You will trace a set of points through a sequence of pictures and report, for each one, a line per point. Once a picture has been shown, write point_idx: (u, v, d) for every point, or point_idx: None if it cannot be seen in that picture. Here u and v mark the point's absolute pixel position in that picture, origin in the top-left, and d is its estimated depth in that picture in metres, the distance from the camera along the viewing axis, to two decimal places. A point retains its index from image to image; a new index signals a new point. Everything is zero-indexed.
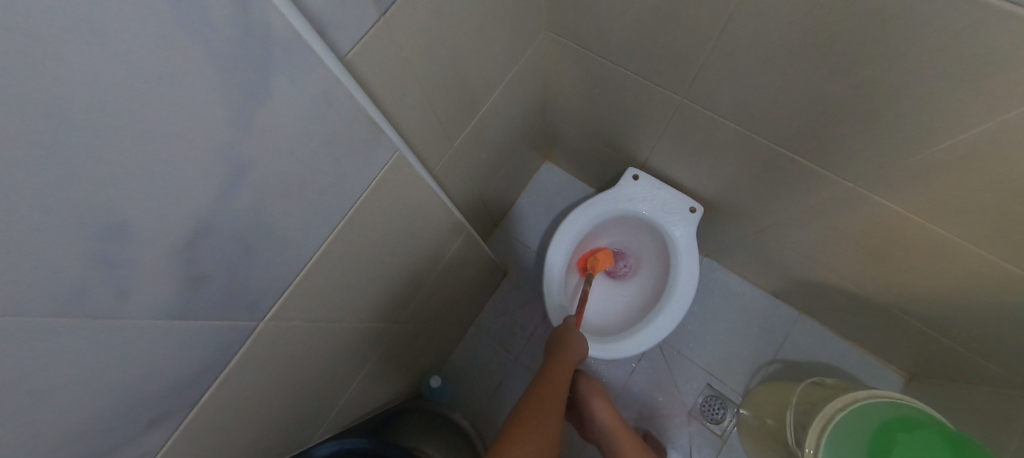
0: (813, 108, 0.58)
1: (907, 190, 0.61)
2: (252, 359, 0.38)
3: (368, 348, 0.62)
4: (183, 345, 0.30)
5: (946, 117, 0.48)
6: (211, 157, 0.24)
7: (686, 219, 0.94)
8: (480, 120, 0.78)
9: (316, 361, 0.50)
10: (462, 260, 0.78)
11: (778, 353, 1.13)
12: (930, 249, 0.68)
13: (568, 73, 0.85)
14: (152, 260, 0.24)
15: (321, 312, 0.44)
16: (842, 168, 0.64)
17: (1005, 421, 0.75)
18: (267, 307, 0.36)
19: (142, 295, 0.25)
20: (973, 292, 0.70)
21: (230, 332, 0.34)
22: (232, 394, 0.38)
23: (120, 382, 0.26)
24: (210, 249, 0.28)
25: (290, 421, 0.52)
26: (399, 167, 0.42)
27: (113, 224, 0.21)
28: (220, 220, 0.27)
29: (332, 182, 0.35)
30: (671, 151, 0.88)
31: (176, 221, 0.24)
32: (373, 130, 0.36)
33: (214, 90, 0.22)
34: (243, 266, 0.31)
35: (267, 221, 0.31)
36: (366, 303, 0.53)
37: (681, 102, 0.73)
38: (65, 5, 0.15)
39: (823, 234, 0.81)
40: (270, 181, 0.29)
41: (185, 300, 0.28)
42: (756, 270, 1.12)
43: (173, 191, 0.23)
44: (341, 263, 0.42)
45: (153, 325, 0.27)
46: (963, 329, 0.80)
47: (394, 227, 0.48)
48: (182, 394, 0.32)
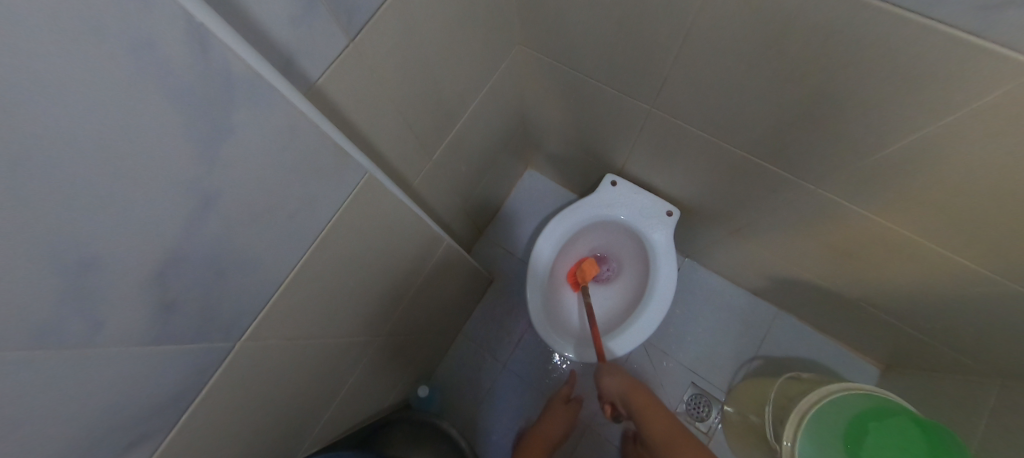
0: (771, 115, 0.61)
1: (865, 191, 0.64)
2: (230, 379, 0.39)
3: (351, 361, 0.63)
4: (157, 370, 0.31)
5: (890, 123, 0.51)
6: (179, 192, 0.26)
7: (663, 222, 0.97)
8: (458, 134, 0.80)
9: (298, 377, 0.51)
10: (444, 271, 0.80)
11: (759, 350, 1.17)
12: (888, 245, 0.72)
13: (543, 84, 0.88)
14: (125, 291, 0.26)
15: (300, 330, 0.45)
16: (802, 171, 0.68)
17: (972, 407, 0.79)
18: (242, 327, 0.37)
19: (116, 323, 0.26)
20: (932, 284, 0.74)
21: (205, 353, 0.35)
22: (212, 414, 0.39)
23: (97, 405, 0.27)
24: (182, 277, 0.29)
25: (272, 438, 0.53)
26: (371, 186, 0.44)
27: (87, 258, 0.23)
28: (190, 248, 0.28)
29: (303, 205, 0.36)
30: (645, 158, 0.91)
31: (146, 252, 0.26)
32: (340, 154, 0.37)
33: (178, 132, 0.24)
34: (215, 289, 0.32)
35: (239, 247, 0.32)
36: (347, 318, 0.55)
37: (650, 111, 0.76)
38: (28, 69, 0.16)
39: (793, 233, 0.85)
40: (240, 208, 0.31)
41: (159, 327, 0.29)
42: (734, 270, 1.15)
43: (144, 225, 0.25)
44: (317, 281, 0.44)
45: (130, 351, 0.28)
46: (929, 321, 0.83)
47: (371, 244, 0.49)
48: (158, 418, 0.33)
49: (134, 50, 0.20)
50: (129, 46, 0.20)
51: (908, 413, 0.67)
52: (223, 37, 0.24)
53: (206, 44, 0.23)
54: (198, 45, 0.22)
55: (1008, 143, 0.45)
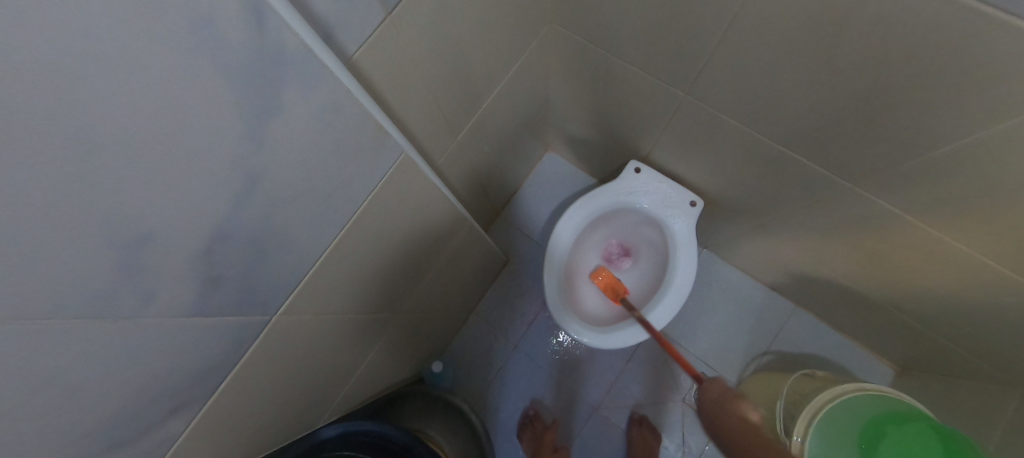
0: (815, 109, 0.58)
1: (906, 193, 0.62)
2: (264, 351, 0.40)
3: (374, 336, 0.64)
4: (202, 342, 0.32)
5: (947, 125, 0.49)
6: (228, 171, 0.25)
7: (686, 213, 0.95)
8: (484, 113, 0.78)
9: (325, 350, 0.52)
10: (464, 253, 0.80)
11: (772, 344, 1.17)
12: (925, 249, 0.69)
13: (572, 66, 0.85)
14: (172, 266, 0.26)
15: (328, 306, 0.46)
16: (840, 169, 0.65)
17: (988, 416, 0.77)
18: (278, 303, 0.38)
19: (165, 297, 0.26)
20: (961, 292, 0.72)
21: (244, 326, 0.35)
22: (245, 382, 0.41)
23: (145, 374, 0.28)
24: (226, 254, 0.29)
25: (299, 405, 0.56)
26: (406, 168, 0.43)
27: (139, 233, 0.23)
28: (236, 225, 0.28)
29: (341, 186, 0.36)
30: (673, 145, 0.89)
31: (194, 228, 0.25)
32: (380, 134, 0.36)
33: (229, 109, 0.23)
34: (256, 266, 0.32)
35: (280, 226, 0.32)
36: (373, 294, 0.55)
37: (682, 97, 0.73)
38: (102, 45, 0.16)
39: (821, 230, 0.83)
40: (282, 187, 0.30)
41: (202, 301, 0.29)
42: (755, 263, 1.13)
43: (192, 202, 0.24)
44: (348, 259, 0.44)
45: (178, 322, 0.28)
46: (955, 327, 0.81)
47: (400, 223, 0.49)
48: (199, 387, 0.34)
49: (195, 26, 0.19)
50: (191, 20, 0.19)
51: (925, 420, 0.75)
52: (277, 11, 0.23)
53: (262, 19, 0.22)
54: (255, 19, 0.22)
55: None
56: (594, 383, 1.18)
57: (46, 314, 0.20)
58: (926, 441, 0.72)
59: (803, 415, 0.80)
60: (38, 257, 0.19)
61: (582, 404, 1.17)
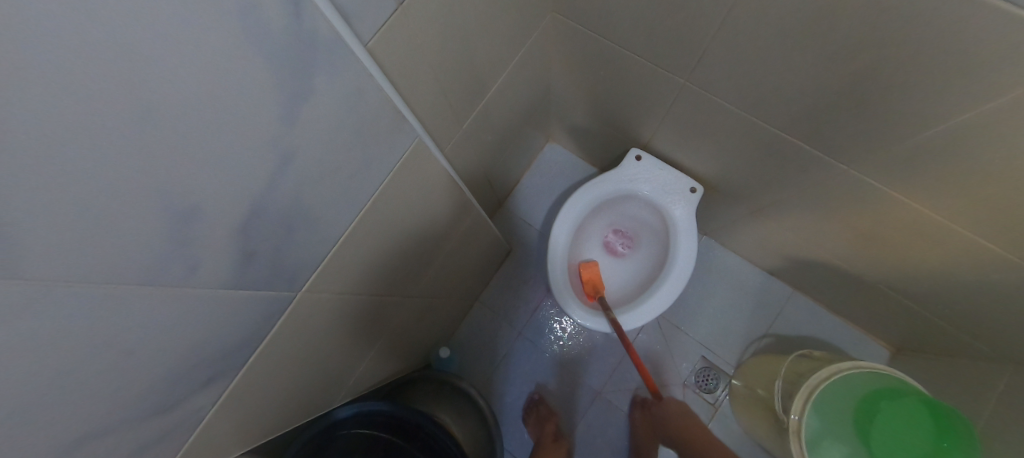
0: (813, 93, 0.60)
1: (901, 174, 0.63)
2: (289, 326, 0.43)
3: (386, 318, 0.67)
4: (237, 313, 0.34)
5: (939, 106, 0.50)
6: (265, 149, 0.27)
7: (687, 199, 0.98)
8: (489, 102, 0.80)
9: (342, 329, 0.55)
10: (470, 239, 0.83)
11: (771, 327, 1.19)
12: (917, 229, 0.71)
13: (574, 56, 0.86)
14: (215, 239, 0.28)
15: (346, 285, 0.49)
16: (836, 151, 0.67)
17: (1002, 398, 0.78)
18: (303, 279, 0.40)
19: (208, 267, 0.28)
20: (954, 270, 0.75)
21: (273, 301, 0.37)
22: (272, 356, 0.43)
23: (187, 340, 0.31)
24: (260, 229, 0.31)
25: (318, 383, 0.58)
26: (419, 151, 0.45)
27: (191, 206, 0.25)
28: (269, 201, 0.30)
29: (361, 168, 0.38)
30: (674, 132, 0.91)
31: (234, 203, 0.27)
32: (398, 118, 0.38)
33: (268, 91, 0.25)
34: (286, 242, 0.34)
35: (307, 205, 0.34)
36: (386, 276, 0.58)
37: (683, 84, 0.75)
38: (170, 29, 0.18)
39: (819, 214, 0.85)
40: (310, 166, 0.32)
41: (238, 274, 0.31)
42: (753, 248, 1.16)
43: (234, 178, 0.26)
44: (365, 240, 0.46)
45: (217, 292, 0.31)
46: (948, 305, 0.84)
47: (413, 206, 0.51)
48: (232, 357, 0.37)
49: (243, 12, 0.21)
50: (240, 6, 0.21)
51: (917, 394, 0.76)
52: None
53: (299, 6, 0.24)
54: (293, 6, 0.24)
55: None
56: (598, 368, 1.21)
57: (107, 277, 0.22)
58: (916, 413, 0.73)
59: (810, 377, 0.87)
60: (106, 225, 0.21)
61: (586, 387, 1.20)
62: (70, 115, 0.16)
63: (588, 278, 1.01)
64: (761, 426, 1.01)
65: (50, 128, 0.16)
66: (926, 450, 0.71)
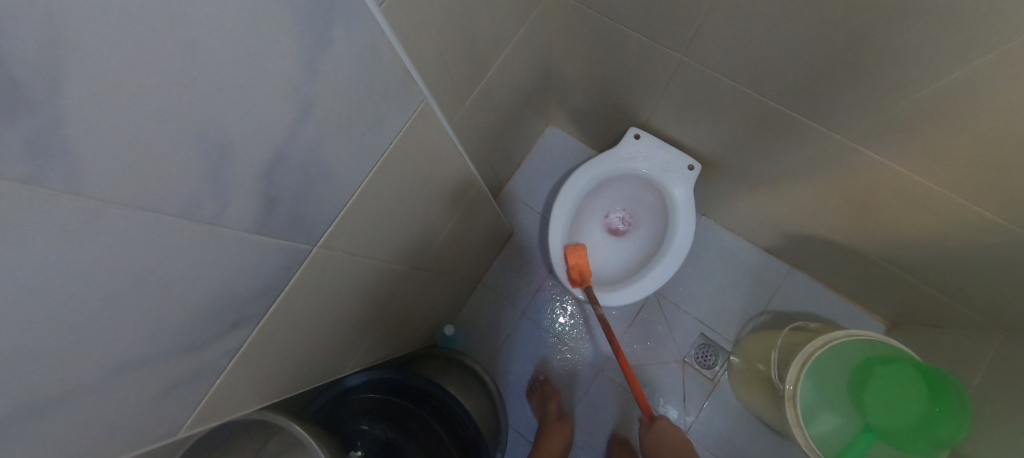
0: (804, 62, 0.62)
1: (892, 141, 0.65)
2: (306, 281, 0.45)
3: (394, 288, 0.70)
4: (259, 259, 0.36)
5: (927, 69, 0.52)
6: (288, 97, 0.29)
7: (685, 177, 1.00)
8: (490, 80, 0.81)
9: (354, 292, 0.57)
10: (474, 215, 0.85)
11: (769, 304, 1.22)
12: (909, 197, 0.73)
13: (574, 35, 0.88)
14: (243, 181, 0.30)
15: (358, 246, 0.51)
16: (829, 121, 0.69)
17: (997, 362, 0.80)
18: (319, 234, 0.42)
19: (235, 208, 0.31)
20: (945, 237, 0.77)
21: (292, 252, 0.40)
22: (289, 310, 0.46)
23: (216, 280, 0.33)
24: (282, 176, 0.33)
25: (330, 345, 0.61)
26: (425, 115, 0.47)
27: (224, 145, 0.27)
28: (292, 150, 0.32)
29: (373, 126, 0.40)
30: (672, 110, 0.92)
31: (261, 147, 0.30)
32: (406, 79, 0.41)
33: (293, 40, 0.27)
34: (305, 193, 0.37)
35: (325, 158, 0.36)
36: (395, 243, 0.60)
37: (680, 59, 0.77)
38: None
39: (814, 186, 0.87)
40: (328, 120, 0.34)
41: (261, 220, 0.34)
42: (751, 226, 1.18)
43: (262, 122, 0.29)
44: (377, 201, 0.49)
45: (242, 235, 0.33)
46: (940, 274, 0.86)
47: (420, 172, 0.54)
48: (254, 305, 0.39)
49: None
50: None
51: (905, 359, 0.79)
52: None
53: None
54: None
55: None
56: (599, 346, 1.24)
57: (148, 205, 0.24)
58: (909, 380, 0.77)
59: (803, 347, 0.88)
60: (152, 154, 0.23)
61: (588, 365, 1.23)
62: (116, 48, 0.18)
63: (575, 263, 0.97)
64: (759, 397, 1.04)
65: (101, 63, 0.18)
66: (922, 412, 0.75)
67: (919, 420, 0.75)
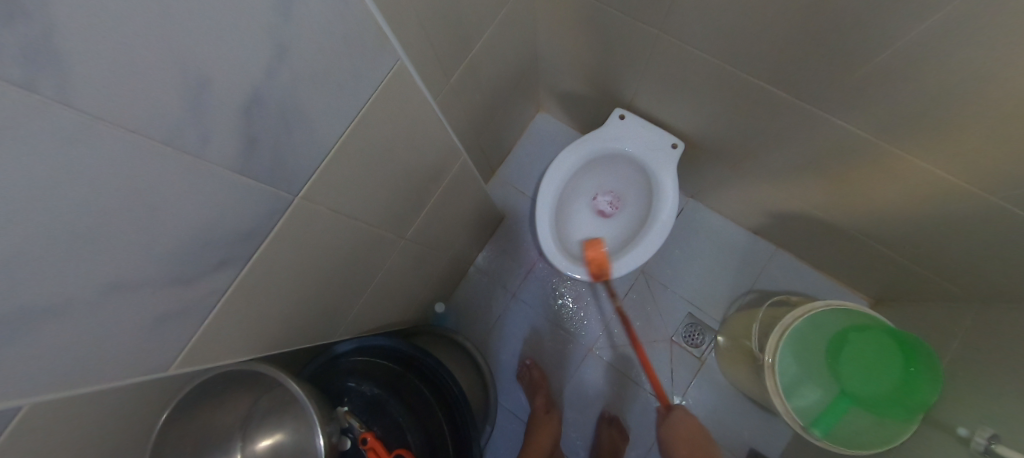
0: (771, 33, 0.64)
1: (858, 109, 0.68)
2: (290, 232, 0.48)
3: (381, 255, 0.73)
4: (242, 200, 0.39)
5: (882, 36, 0.54)
6: (263, 38, 0.32)
7: (669, 156, 1.02)
8: (476, 59, 0.84)
9: (341, 251, 0.60)
10: (461, 190, 0.88)
11: (755, 283, 1.24)
12: (880, 165, 0.76)
13: (557, 15, 0.91)
14: (224, 116, 0.33)
15: (342, 204, 0.54)
16: (799, 92, 0.72)
17: (973, 331, 0.82)
18: (301, 183, 0.45)
19: (217, 143, 0.34)
20: (918, 206, 0.79)
21: (274, 198, 0.43)
22: (275, 260, 0.49)
23: (200, 215, 0.36)
24: (260, 117, 0.36)
25: (318, 306, 0.64)
26: (401, 75, 0.50)
27: (204, 77, 0.30)
28: (268, 92, 0.35)
29: (349, 80, 0.43)
30: (654, 88, 0.95)
31: (239, 86, 0.33)
32: (380, 36, 0.44)
33: None
34: (284, 137, 0.40)
35: (301, 104, 0.39)
36: (380, 206, 0.63)
37: (657, 35, 0.80)
38: None
39: (793, 160, 0.89)
40: (303, 66, 0.37)
41: (243, 158, 0.37)
42: (736, 207, 1.20)
43: (239, 60, 0.31)
44: (358, 159, 0.52)
45: (224, 170, 0.36)
46: (917, 246, 0.88)
47: (400, 135, 0.57)
48: (240, 246, 0.43)
49: None
50: None
51: (881, 326, 0.82)
52: None
53: None
54: None
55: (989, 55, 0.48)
56: (589, 326, 1.26)
57: (136, 128, 0.27)
58: (884, 345, 0.79)
59: (785, 316, 0.92)
60: (137, 79, 0.26)
61: (578, 345, 1.26)
62: None
63: (593, 258, 1.04)
64: (741, 371, 1.06)
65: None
66: (897, 378, 0.77)
67: (896, 387, 0.77)
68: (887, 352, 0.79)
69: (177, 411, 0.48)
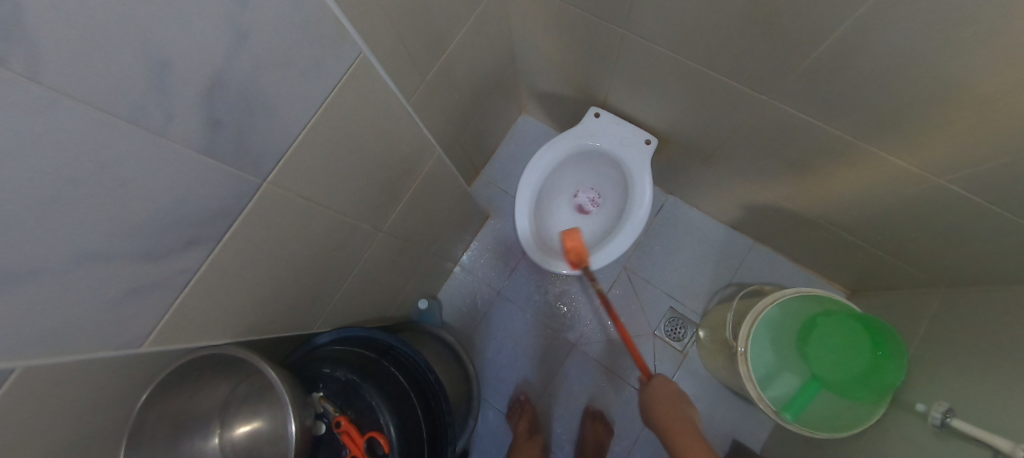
0: (723, 26, 0.68)
1: (810, 98, 0.71)
2: (260, 216, 0.51)
3: (358, 246, 0.75)
4: (209, 181, 0.42)
5: (823, 25, 0.57)
6: (222, 25, 0.35)
7: (643, 151, 1.06)
8: (451, 59, 0.87)
9: (314, 238, 0.63)
10: (439, 184, 0.90)
11: (734, 276, 1.26)
12: (836, 153, 0.79)
13: (530, 17, 0.94)
14: (187, 98, 0.36)
15: (312, 191, 0.57)
16: (755, 83, 0.75)
17: (939, 314, 0.85)
18: (268, 168, 0.48)
19: (181, 124, 0.37)
20: (876, 192, 0.82)
21: (241, 181, 0.46)
22: (246, 243, 0.51)
23: (167, 193, 0.39)
24: (222, 100, 0.39)
25: (294, 293, 0.66)
26: (365, 67, 0.53)
27: (164, 60, 0.32)
28: (229, 77, 0.38)
29: (311, 68, 0.46)
30: (625, 85, 0.98)
31: (200, 70, 0.35)
32: (340, 29, 0.47)
33: None
34: (247, 121, 0.43)
35: (262, 88, 0.42)
36: (353, 195, 0.66)
37: (622, 33, 0.83)
38: None
39: (759, 151, 0.93)
40: (263, 52, 0.40)
41: (207, 139, 0.40)
42: (712, 202, 1.24)
43: (199, 46, 0.34)
44: (326, 148, 0.55)
45: (190, 151, 0.39)
46: (880, 232, 0.91)
47: (369, 126, 0.60)
48: (209, 226, 0.45)
49: None
50: None
51: (847, 311, 0.83)
52: None
53: None
54: None
55: (916, 42, 0.51)
56: (573, 321, 1.28)
57: (101, 105, 0.30)
58: (851, 329, 0.80)
59: (756, 303, 0.94)
60: (101, 60, 0.28)
61: (562, 340, 1.27)
62: None
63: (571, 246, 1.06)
64: (719, 361, 1.08)
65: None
66: (865, 362, 0.78)
67: (863, 371, 0.78)
68: (854, 336, 0.80)
69: (155, 396, 0.49)
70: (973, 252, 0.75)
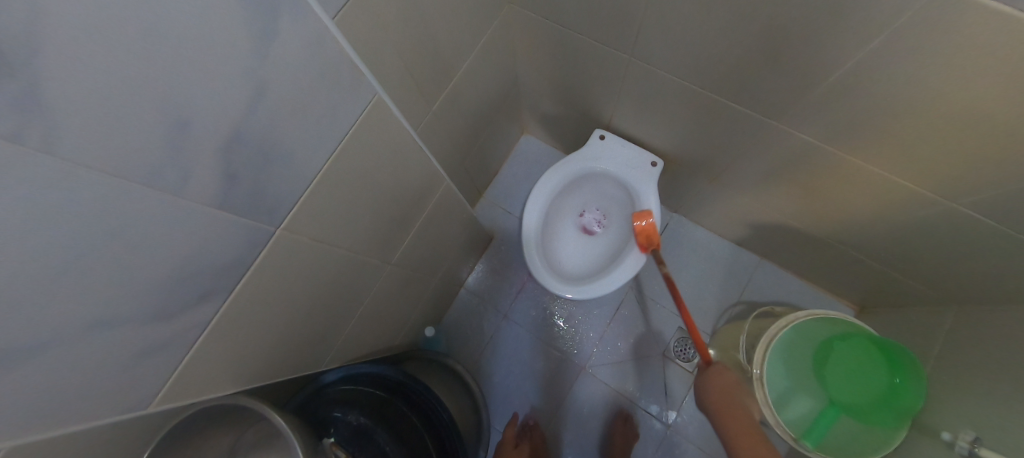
0: (732, 55, 0.68)
1: (819, 124, 0.72)
2: (273, 264, 0.49)
3: (367, 281, 0.73)
4: (223, 235, 0.40)
5: (834, 55, 0.57)
6: (240, 81, 0.34)
7: (649, 173, 1.05)
8: (457, 87, 0.87)
9: (325, 278, 0.61)
10: (447, 213, 0.89)
11: (742, 295, 1.26)
12: (845, 176, 0.79)
13: (535, 43, 0.95)
14: (204, 156, 0.34)
15: (324, 232, 0.55)
16: (764, 109, 0.75)
17: (952, 335, 0.84)
18: (282, 215, 0.47)
19: (197, 182, 0.35)
20: (885, 214, 0.82)
21: (255, 231, 0.44)
22: (257, 291, 0.49)
23: (180, 252, 0.37)
24: (239, 155, 0.38)
25: (304, 334, 0.64)
26: (379, 107, 0.52)
27: (182, 122, 0.31)
28: (247, 131, 0.37)
29: (328, 113, 0.45)
30: (630, 109, 0.99)
31: (218, 127, 0.34)
32: (357, 73, 0.46)
33: (243, 31, 0.32)
34: (263, 171, 0.41)
35: (279, 138, 0.41)
36: (364, 233, 0.64)
37: (627, 60, 0.84)
38: None
39: (766, 173, 0.93)
40: (280, 103, 0.39)
41: (223, 194, 0.38)
42: (718, 220, 1.24)
43: (217, 104, 0.33)
44: (340, 189, 0.53)
45: (205, 207, 0.37)
46: (890, 252, 0.91)
47: (381, 164, 0.59)
48: (222, 279, 0.43)
49: None
50: None
51: (864, 334, 0.82)
52: None
53: None
54: None
55: (930, 73, 0.51)
56: (581, 344, 1.26)
57: (118, 172, 0.28)
58: (869, 352, 0.79)
59: (770, 328, 0.94)
60: (118, 127, 0.27)
61: (571, 363, 1.25)
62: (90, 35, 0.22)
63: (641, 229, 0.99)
64: None
65: (67, 33, 0.21)
66: (883, 386, 0.76)
67: (882, 394, 0.76)
68: (873, 359, 0.78)
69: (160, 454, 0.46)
70: (986, 273, 0.75)
